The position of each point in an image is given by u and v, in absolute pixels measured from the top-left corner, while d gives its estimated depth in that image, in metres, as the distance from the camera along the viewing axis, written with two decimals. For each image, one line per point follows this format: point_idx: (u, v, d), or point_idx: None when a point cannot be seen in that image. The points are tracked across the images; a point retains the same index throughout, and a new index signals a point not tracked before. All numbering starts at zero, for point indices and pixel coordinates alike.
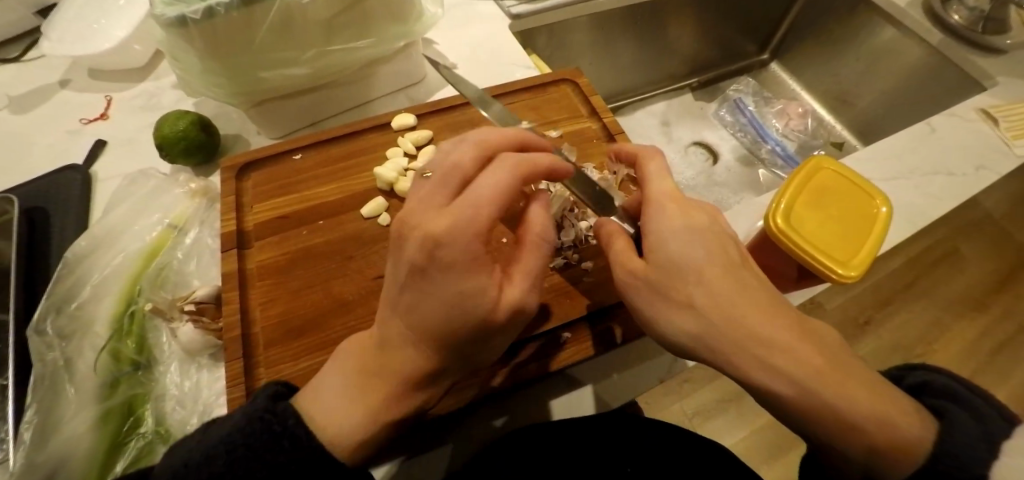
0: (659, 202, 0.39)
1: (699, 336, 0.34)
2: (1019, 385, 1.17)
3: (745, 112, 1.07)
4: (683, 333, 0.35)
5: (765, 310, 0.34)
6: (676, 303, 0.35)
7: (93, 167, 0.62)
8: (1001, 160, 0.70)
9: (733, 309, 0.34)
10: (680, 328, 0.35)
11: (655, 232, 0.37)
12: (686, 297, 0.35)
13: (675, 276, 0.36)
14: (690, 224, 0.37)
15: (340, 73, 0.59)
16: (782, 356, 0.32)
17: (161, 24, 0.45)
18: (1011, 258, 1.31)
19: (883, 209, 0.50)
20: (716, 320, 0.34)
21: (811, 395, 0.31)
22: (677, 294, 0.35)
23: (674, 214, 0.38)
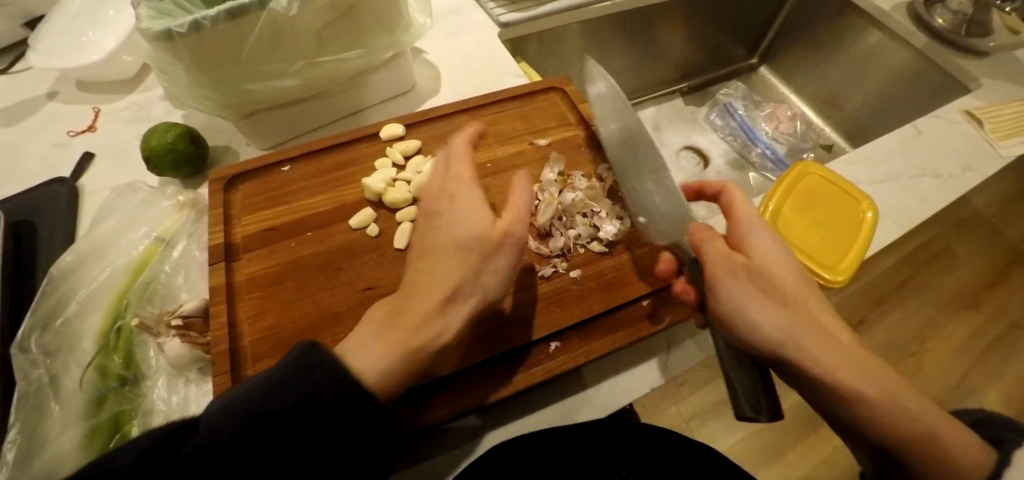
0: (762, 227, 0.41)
1: (790, 330, 0.35)
2: (1013, 383, 1.18)
3: (735, 116, 1.07)
4: (774, 330, 0.35)
5: (828, 319, 0.37)
6: (768, 301, 0.37)
7: (81, 180, 0.62)
8: (987, 161, 0.71)
9: (802, 309, 0.37)
10: (760, 324, 0.36)
11: (738, 241, 0.41)
12: (783, 296, 0.37)
13: (734, 271, 0.38)
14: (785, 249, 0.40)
15: (329, 84, 0.59)
16: (834, 352, 0.34)
17: (148, 38, 0.45)
18: (1003, 256, 1.32)
19: (870, 213, 0.50)
20: (791, 313, 0.36)
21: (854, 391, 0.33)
22: (768, 292, 0.37)
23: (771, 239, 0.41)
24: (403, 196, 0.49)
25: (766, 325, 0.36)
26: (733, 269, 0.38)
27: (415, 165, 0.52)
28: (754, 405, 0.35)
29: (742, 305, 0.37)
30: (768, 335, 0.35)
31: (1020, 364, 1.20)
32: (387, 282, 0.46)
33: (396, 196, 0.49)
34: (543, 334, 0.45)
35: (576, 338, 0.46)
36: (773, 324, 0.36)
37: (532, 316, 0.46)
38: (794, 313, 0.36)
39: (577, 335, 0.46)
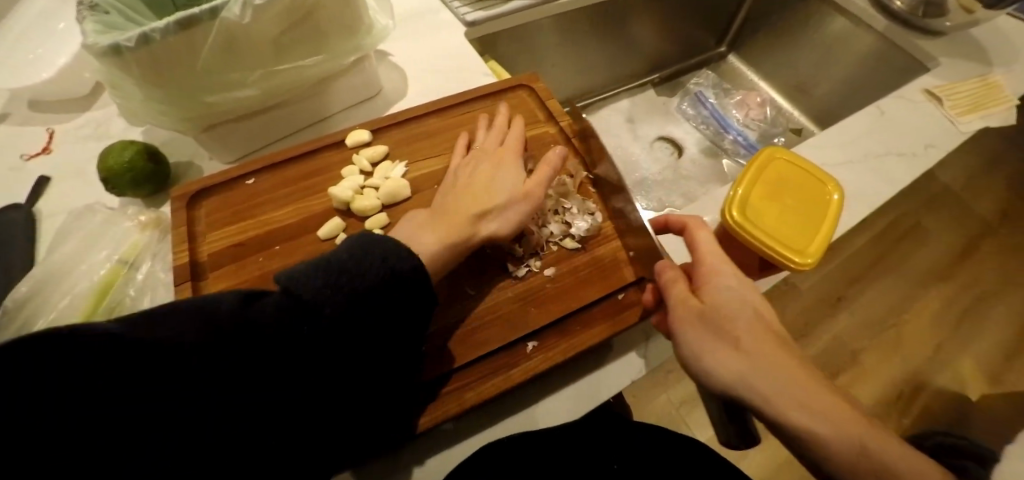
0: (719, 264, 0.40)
1: (743, 379, 0.35)
2: (986, 350, 1.22)
3: (707, 104, 1.09)
4: (729, 377, 0.35)
5: (790, 359, 0.35)
6: (722, 345, 0.36)
7: (37, 204, 0.60)
8: (949, 139, 0.72)
9: (766, 349, 0.35)
10: (711, 367, 0.36)
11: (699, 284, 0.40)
12: (737, 342, 0.36)
13: (694, 315, 0.38)
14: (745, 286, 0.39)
15: (291, 92, 0.58)
16: (789, 397, 0.34)
17: (95, 54, 0.43)
18: (971, 229, 1.37)
19: (836, 195, 0.51)
20: (748, 356, 0.35)
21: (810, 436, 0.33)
22: (723, 335, 0.36)
23: (727, 274, 0.39)
24: (371, 203, 0.48)
25: (719, 369, 0.36)
26: (689, 315, 0.38)
27: (382, 171, 0.51)
28: (727, 434, 0.38)
29: (700, 348, 0.37)
30: (721, 376, 0.36)
31: (991, 331, 1.24)
32: None
33: (364, 203, 0.48)
34: (520, 334, 0.45)
35: (553, 335, 0.46)
36: (728, 367, 0.35)
37: (508, 317, 0.46)
38: (754, 357, 0.35)
39: (554, 333, 0.46)
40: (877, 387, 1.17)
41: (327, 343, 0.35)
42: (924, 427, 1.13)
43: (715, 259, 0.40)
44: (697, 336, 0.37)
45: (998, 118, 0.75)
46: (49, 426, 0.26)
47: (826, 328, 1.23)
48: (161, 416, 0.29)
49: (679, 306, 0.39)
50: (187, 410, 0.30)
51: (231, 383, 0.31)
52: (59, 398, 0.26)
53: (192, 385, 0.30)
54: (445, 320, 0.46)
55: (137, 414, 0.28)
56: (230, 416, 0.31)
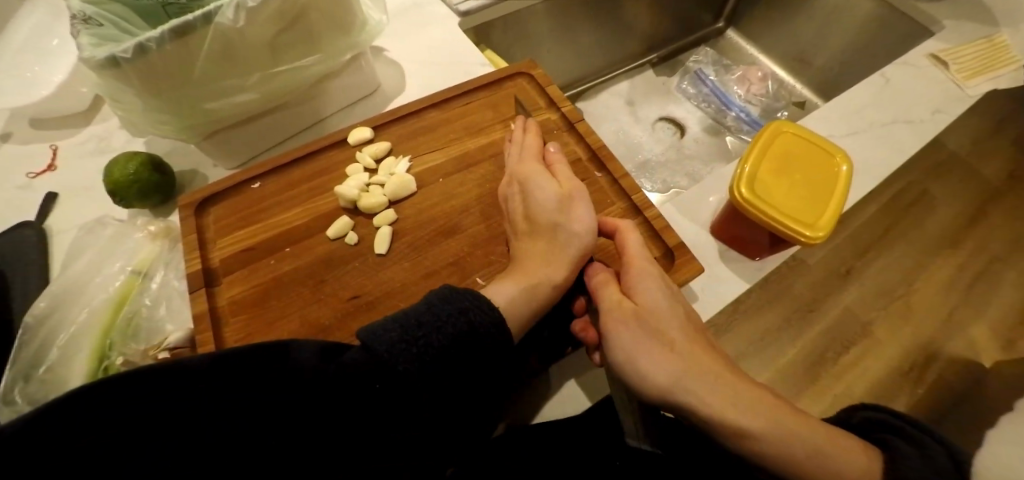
0: (646, 265, 0.42)
1: (679, 378, 0.35)
2: (998, 315, 1.21)
3: (707, 82, 1.08)
4: (665, 376, 0.35)
5: (715, 360, 0.37)
6: (657, 346, 0.37)
7: (47, 222, 0.60)
8: (955, 104, 0.71)
9: (688, 348, 0.37)
10: (641, 369, 0.36)
11: (629, 287, 0.41)
12: (669, 341, 0.37)
13: (631, 314, 0.39)
14: (669, 289, 0.41)
15: (289, 94, 0.58)
16: (722, 394, 0.34)
17: (93, 67, 0.43)
18: (981, 193, 1.35)
19: (844, 167, 0.51)
20: (679, 354, 0.36)
21: (747, 430, 0.33)
22: (657, 335, 0.37)
23: (654, 276, 0.41)
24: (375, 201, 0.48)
25: (649, 367, 0.36)
26: (625, 317, 0.39)
27: (383, 169, 0.51)
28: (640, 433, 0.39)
29: (635, 348, 0.37)
30: (654, 380, 0.36)
31: (1003, 295, 1.23)
32: (374, 289, 0.45)
33: (370, 202, 0.48)
34: None
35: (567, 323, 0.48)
36: (658, 367, 0.36)
37: None
38: (681, 356, 0.36)
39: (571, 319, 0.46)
40: (890, 356, 1.17)
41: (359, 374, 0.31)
42: (938, 394, 1.13)
43: (644, 261, 0.42)
44: (631, 337, 0.37)
45: (1005, 80, 0.74)
46: (53, 429, 0.22)
47: (837, 301, 1.23)
48: (174, 421, 0.25)
49: (613, 308, 0.40)
50: (208, 421, 0.26)
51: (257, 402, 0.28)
52: (68, 403, 0.23)
53: (218, 391, 0.27)
54: None
55: (157, 417, 0.25)
56: (253, 427, 0.28)
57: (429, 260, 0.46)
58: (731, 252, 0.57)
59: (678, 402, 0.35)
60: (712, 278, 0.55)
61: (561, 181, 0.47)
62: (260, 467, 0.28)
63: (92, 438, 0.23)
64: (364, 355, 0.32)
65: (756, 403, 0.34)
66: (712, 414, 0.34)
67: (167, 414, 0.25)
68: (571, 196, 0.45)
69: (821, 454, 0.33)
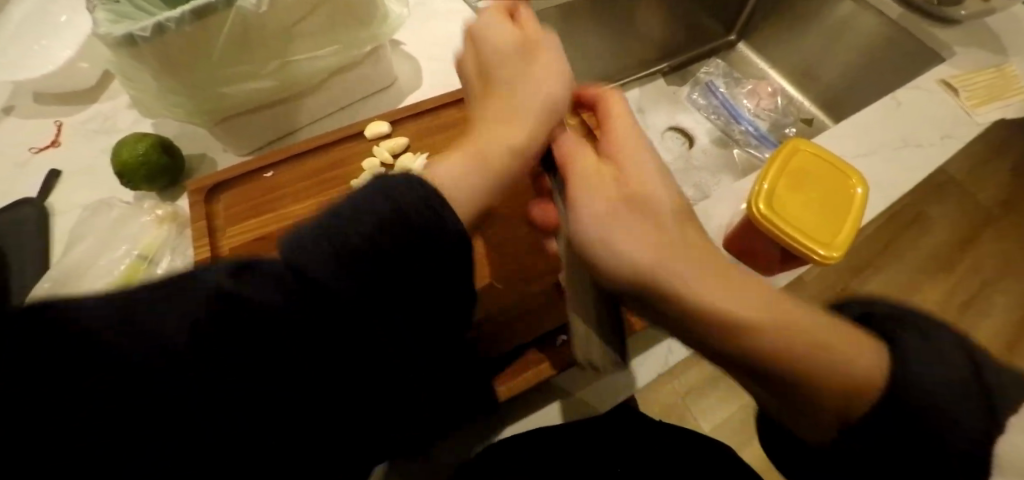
0: (638, 146, 0.38)
1: (658, 261, 0.32)
2: (988, 338, 1.23)
3: (717, 94, 1.09)
4: (640, 254, 0.33)
5: (706, 250, 0.34)
6: (638, 228, 0.34)
7: (49, 199, 0.59)
8: (964, 131, 0.72)
9: (667, 240, 0.33)
10: (614, 279, 0.34)
11: (611, 160, 0.38)
12: (655, 221, 0.34)
13: (611, 213, 0.35)
14: (663, 170, 0.38)
15: (305, 83, 0.57)
16: (711, 282, 0.31)
17: (109, 45, 0.42)
18: (977, 216, 1.37)
19: (859, 189, 0.51)
20: (656, 242, 0.33)
21: (739, 321, 0.30)
22: (643, 215, 0.34)
23: (646, 158, 0.38)
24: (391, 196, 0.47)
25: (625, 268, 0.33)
26: (609, 196, 0.36)
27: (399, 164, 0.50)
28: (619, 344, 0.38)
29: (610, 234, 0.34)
30: (626, 261, 0.33)
31: (992, 320, 1.25)
32: None
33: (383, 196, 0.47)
34: (552, 325, 0.47)
35: None
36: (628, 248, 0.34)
37: (537, 310, 0.47)
38: (657, 245, 0.33)
39: None
40: None
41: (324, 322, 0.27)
42: None
43: (630, 138, 0.39)
44: (603, 221, 0.35)
45: (1015, 108, 0.75)
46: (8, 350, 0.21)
47: None
48: (164, 404, 0.23)
49: (595, 183, 0.36)
50: (203, 417, 0.24)
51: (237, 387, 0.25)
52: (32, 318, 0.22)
53: (209, 381, 0.24)
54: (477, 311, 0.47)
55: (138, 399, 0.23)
56: (253, 426, 0.25)
57: None
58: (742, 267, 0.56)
59: (660, 299, 0.32)
60: None
61: (527, 33, 0.42)
62: (257, 464, 0.26)
63: (96, 380, 0.22)
64: (293, 277, 0.26)
65: (750, 306, 0.30)
66: (705, 321, 0.30)
67: (152, 398, 0.23)
68: (533, 52, 0.41)
69: (814, 348, 0.29)
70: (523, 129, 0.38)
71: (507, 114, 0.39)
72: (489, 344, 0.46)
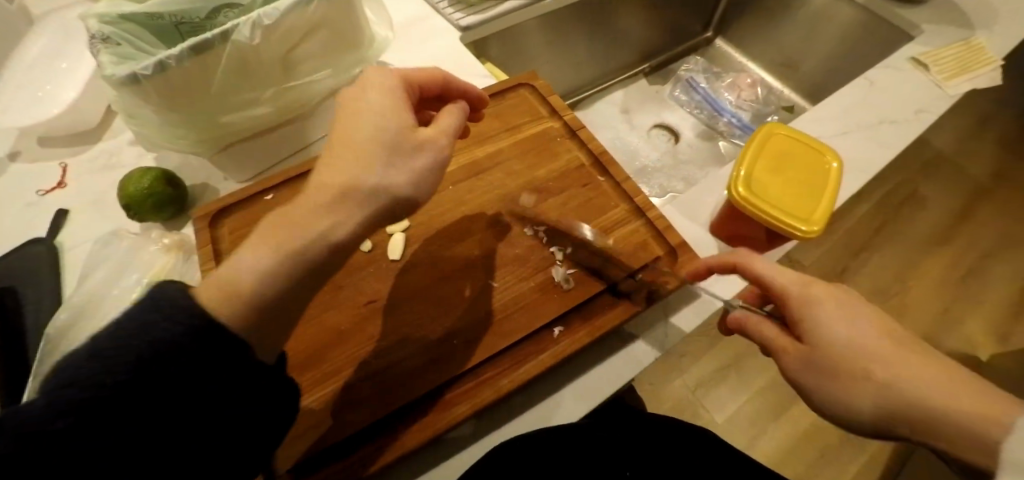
0: (802, 300, 0.40)
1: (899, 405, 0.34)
2: (991, 309, 1.38)
3: (699, 89, 1.14)
4: (878, 397, 0.34)
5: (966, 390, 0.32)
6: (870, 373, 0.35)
7: (58, 237, 0.60)
8: (938, 104, 0.78)
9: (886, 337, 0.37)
10: (851, 333, 0.37)
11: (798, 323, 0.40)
12: (873, 371, 0.35)
13: (875, 325, 0.37)
14: (846, 324, 0.37)
15: (300, 109, 0.59)
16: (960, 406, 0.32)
17: (113, 85, 0.45)
18: (959, 201, 1.54)
19: (834, 164, 0.54)
20: (928, 390, 0.33)
21: None
22: (860, 365, 0.36)
23: (832, 312, 0.38)
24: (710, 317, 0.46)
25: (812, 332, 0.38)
26: (800, 363, 0.39)
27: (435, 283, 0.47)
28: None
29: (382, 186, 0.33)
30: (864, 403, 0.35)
31: (994, 290, 1.41)
32: (387, 293, 0.46)
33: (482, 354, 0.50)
34: (545, 319, 0.45)
35: (579, 321, 0.46)
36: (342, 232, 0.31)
37: (529, 306, 0.45)
38: (898, 370, 0.34)
39: (578, 317, 0.46)
40: None
41: (232, 344, 0.30)
42: None
43: (794, 287, 0.40)
44: (804, 283, 0.40)
45: (984, 78, 0.82)
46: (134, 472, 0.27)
47: None
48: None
49: (793, 360, 0.39)
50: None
51: (185, 387, 0.29)
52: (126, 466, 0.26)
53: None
54: (470, 314, 0.45)
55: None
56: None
57: (444, 264, 0.48)
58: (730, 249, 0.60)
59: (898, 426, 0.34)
60: None
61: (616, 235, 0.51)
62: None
63: None
64: None
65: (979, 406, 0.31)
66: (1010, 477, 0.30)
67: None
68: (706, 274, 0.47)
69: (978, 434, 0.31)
70: (826, 326, 0.38)
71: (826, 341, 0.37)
72: (481, 342, 0.44)
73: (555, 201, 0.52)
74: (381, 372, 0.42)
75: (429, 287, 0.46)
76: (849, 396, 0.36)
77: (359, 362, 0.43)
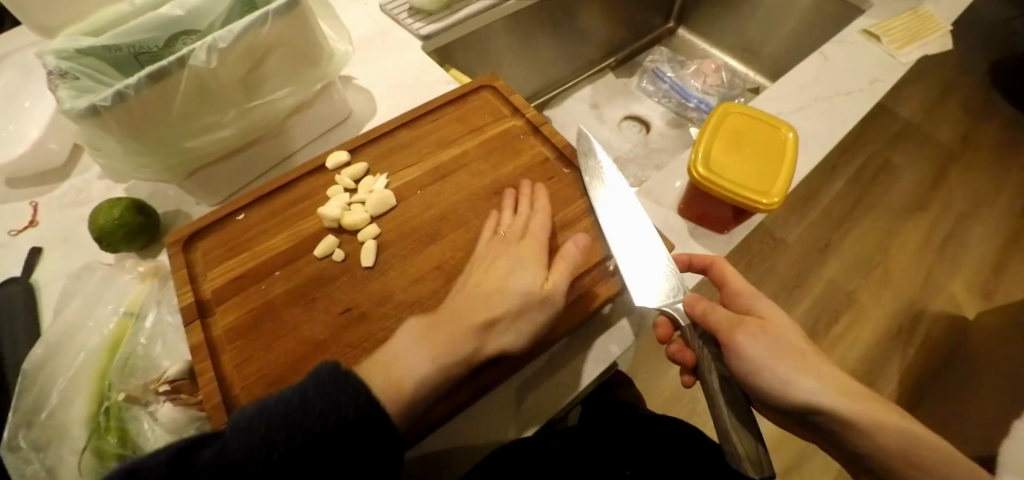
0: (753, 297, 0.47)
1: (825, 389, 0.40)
2: (971, 270, 1.41)
3: (665, 78, 1.15)
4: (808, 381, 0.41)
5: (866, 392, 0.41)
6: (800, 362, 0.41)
7: (33, 276, 0.60)
8: (892, 73, 0.81)
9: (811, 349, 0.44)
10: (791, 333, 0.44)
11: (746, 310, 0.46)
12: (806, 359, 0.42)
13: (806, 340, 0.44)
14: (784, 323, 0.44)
15: (266, 127, 0.60)
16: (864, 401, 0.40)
17: (73, 118, 0.45)
18: (930, 167, 1.57)
19: (790, 135, 0.56)
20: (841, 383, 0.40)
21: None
22: (797, 356, 0.42)
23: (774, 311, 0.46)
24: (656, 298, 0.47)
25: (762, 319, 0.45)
26: (749, 331, 0.43)
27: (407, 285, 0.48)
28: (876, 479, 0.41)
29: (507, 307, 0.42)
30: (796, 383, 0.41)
31: (971, 251, 1.44)
32: (362, 301, 0.47)
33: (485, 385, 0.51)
34: None
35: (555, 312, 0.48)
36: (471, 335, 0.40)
37: None
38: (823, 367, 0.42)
39: None
40: (873, 327, 1.33)
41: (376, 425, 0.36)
42: (927, 353, 1.29)
43: (749, 289, 0.48)
44: (754, 289, 0.48)
45: (933, 45, 0.85)
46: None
47: (805, 285, 1.39)
48: None
49: (737, 324, 0.44)
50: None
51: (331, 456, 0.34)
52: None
53: None
54: None
55: None
56: None
57: (416, 268, 0.49)
58: (700, 229, 0.62)
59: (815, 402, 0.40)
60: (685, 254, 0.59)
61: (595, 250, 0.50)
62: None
63: None
64: None
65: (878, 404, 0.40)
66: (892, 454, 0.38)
67: None
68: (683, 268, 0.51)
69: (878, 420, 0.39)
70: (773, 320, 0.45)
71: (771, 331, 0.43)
72: None
73: (522, 197, 0.53)
74: None
75: (402, 291, 0.47)
76: (784, 372, 0.41)
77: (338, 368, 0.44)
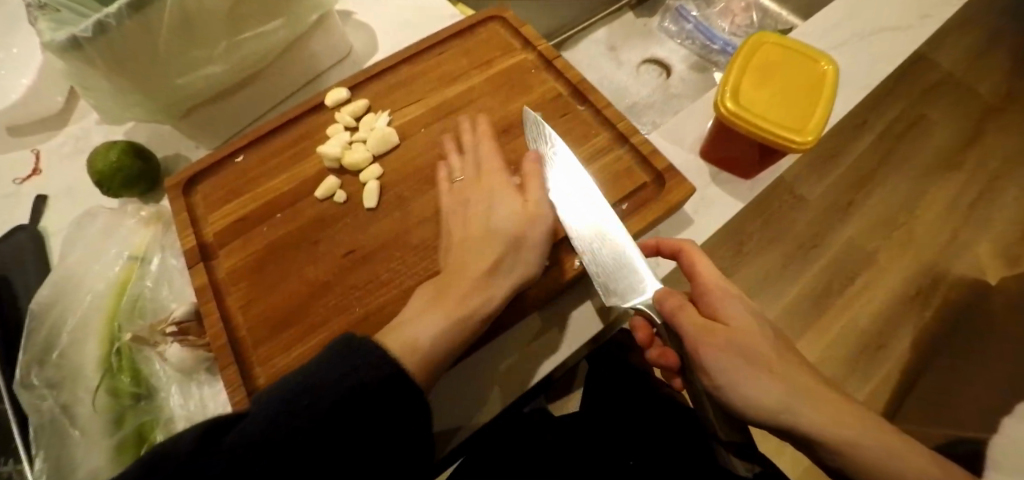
0: (721, 290, 0.41)
1: (785, 401, 0.36)
2: (1003, 229, 1.35)
3: (688, 17, 1.06)
4: (768, 394, 0.36)
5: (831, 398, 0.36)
6: (759, 370, 0.36)
7: (40, 223, 0.59)
8: (943, 8, 0.73)
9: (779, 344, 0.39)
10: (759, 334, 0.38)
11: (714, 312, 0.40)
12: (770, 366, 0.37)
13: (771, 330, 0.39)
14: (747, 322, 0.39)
15: (260, 64, 0.56)
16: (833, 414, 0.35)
17: (54, 51, 0.42)
18: (969, 119, 1.48)
19: (829, 67, 0.51)
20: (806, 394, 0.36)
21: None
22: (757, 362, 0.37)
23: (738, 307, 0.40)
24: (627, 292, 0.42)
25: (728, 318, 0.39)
26: (719, 342, 0.37)
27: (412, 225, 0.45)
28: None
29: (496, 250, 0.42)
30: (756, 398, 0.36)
31: (1005, 208, 1.37)
32: (366, 243, 0.45)
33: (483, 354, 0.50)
34: None
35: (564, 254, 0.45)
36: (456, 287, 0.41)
37: None
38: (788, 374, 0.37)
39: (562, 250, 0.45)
40: (891, 285, 1.29)
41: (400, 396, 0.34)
42: (943, 315, 1.26)
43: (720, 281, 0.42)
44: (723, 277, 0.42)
45: None
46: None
47: (825, 241, 1.35)
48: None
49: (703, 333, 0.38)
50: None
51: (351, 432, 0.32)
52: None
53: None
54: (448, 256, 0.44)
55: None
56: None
57: (420, 208, 0.46)
58: (722, 174, 0.58)
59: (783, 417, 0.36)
60: (704, 200, 0.56)
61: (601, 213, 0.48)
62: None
63: None
64: None
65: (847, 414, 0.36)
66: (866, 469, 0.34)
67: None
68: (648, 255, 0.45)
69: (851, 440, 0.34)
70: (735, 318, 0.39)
71: (737, 332, 0.38)
72: None
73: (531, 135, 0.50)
74: (365, 318, 0.42)
75: (406, 233, 0.45)
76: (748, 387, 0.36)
77: (343, 309, 0.43)
